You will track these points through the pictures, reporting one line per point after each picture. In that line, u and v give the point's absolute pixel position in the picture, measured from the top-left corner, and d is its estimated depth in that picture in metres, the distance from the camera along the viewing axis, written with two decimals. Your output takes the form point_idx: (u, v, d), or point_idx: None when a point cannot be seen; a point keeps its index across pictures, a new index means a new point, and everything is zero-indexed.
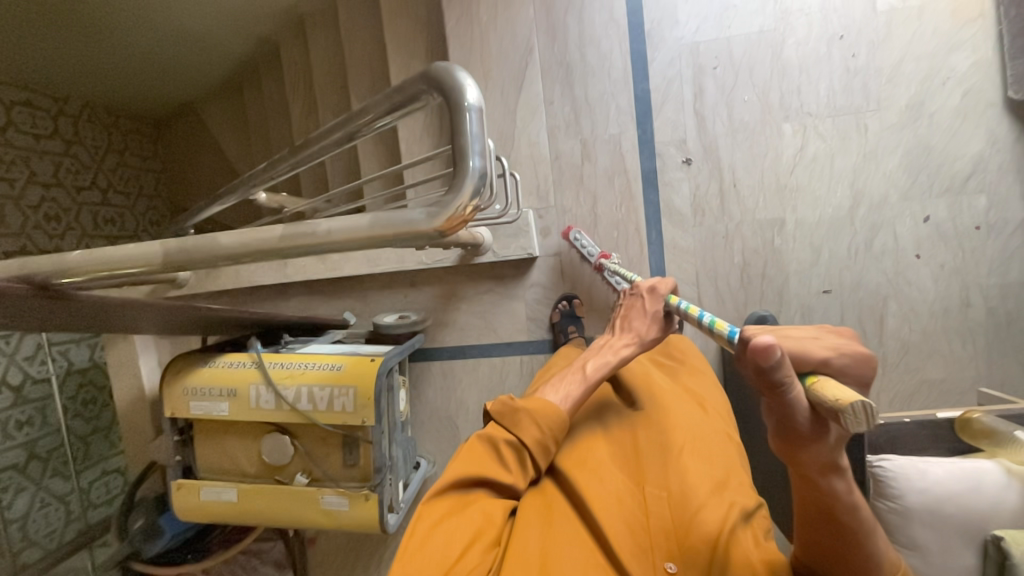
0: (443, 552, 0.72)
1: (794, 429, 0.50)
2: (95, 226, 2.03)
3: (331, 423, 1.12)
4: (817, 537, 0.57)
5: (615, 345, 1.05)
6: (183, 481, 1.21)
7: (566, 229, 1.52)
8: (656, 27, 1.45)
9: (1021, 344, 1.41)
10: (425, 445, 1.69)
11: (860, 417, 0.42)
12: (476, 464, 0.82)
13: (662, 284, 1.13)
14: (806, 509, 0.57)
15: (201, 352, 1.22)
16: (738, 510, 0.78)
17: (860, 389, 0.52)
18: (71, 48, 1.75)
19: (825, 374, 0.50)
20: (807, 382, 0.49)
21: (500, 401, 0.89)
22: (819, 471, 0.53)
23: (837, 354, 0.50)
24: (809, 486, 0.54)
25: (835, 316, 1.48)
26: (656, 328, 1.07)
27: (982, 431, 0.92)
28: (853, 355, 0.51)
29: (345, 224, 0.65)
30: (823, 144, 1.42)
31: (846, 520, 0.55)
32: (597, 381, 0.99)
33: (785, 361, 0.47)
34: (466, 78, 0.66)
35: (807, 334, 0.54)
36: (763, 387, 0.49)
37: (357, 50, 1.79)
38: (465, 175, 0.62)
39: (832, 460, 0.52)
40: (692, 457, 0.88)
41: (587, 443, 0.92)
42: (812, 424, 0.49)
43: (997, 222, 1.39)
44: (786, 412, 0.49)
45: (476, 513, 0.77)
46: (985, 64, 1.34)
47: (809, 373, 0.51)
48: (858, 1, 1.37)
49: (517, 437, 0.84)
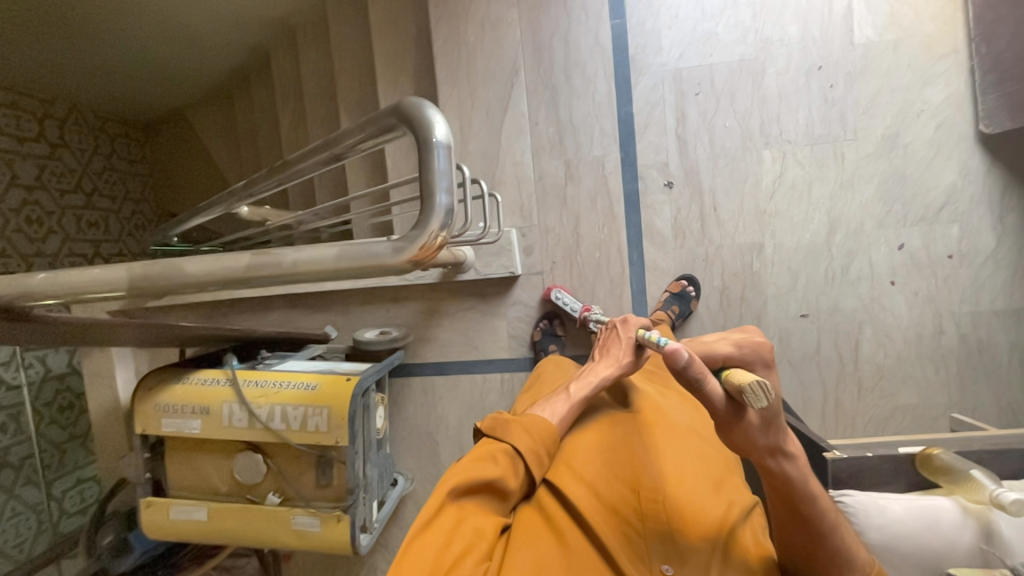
0: (437, 563, 0.70)
1: (719, 416, 0.61)
2: (78, 230, 1.99)
3: (304, 443, 1.12)
4: (792, 532, 0.67)
5: (597, 367, 1.08)
6: (154, 499, 1.18)
7: (546, 290, 1.53)
8: (640, 52, 1.48)
9: (990, 371, 1.44)
10: (404, 461, 1.67)
11: (758, 393, 0.57)
12: (468, 471, 0.81)
13: (636, 317, 1.17)
14: (775, 500, 0.66)
15: (174, 367, 1.20)
16: (737, 509, 0.83)
17: (763, 368, 0.71)
18: (60, 52, 1.75)
19: (733, 366, 0.68)
20: (723, 375, 0.62)
21: (491, 418, 0.92)
22: (767, 454, 0.63)
23: (737, 350, 0.69)
24: (764, 471, 0.64)
25: (812, 339, 1.50)
26: (632, 355, 1.09)
27: (941, 468, 0.91)
28: (751, 346, 0.70)
29: (311, 256, 0.65)
30: (801, 171, 1.45)
31: (807, 510, 0.64)
32: (581, 401, 1.01)
33: (695, 361, 0.58)
34: (435, 113, 0.66)
35: (720, 339, 0.73)
36: (686, 384, 0.59)
37: (346, 64, 1.80)
38: (434, 209, 0.62)
39: (775, 444, 0.62)
40: (688, 463, 0.91)
41: (581, 452, 0.93)
42: (733, 408, 0.60)
43: (969, 251, 1.42)
44: (707, 401, 0.60)
45: (468, 526, 0.75)
46: (957, 97, 1.38)
47: (724, 366, 0.68)
48: (836, 33, 1.40)
49: (511, 444, 0.86)
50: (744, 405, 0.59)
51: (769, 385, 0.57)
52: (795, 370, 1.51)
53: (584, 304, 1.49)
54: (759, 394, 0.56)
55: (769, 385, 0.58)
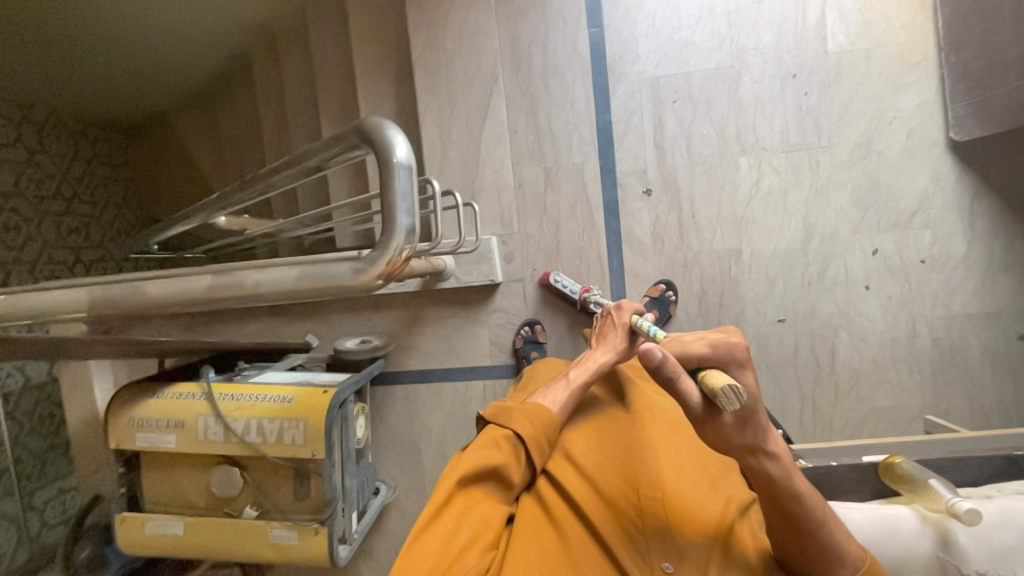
0: (441, 555, 0.71)
1: (693, 416, 0.61)
2: (58, 236, 1.94)
3: (281, 456, 1.11)
4: (786, 534, 0.69)
5: (596, 355, 1.11)
6: (128, 514, 1.17)
7: (545, 274, 1.53)
8: (618, 61, 1.49)
9: (962, 374, 1.47)
10: (387, 469, 1.67)
11: (730, 397, 0.57)
12: (473, 460, 0.83)
13: (631, 303, 1.19)
14: (765, 498, 0.68)
15: (150, 380, 1.19)
16: (734, 506, 0.85)
17: (740, 369, 0.65)
18: (43, 57, 1.75)
19: (710, 368, 0.64)
20: (701, 376, 0.62)
21: (494, 406, 0.96)
22: (748, 452, 0.64)
23: (711, 351, 0.64)
24: (746, 467, 0.66)
25: (789, 344, 1.52)
26: (627, 343, 1.12)
27: (901, 477, 0.94)
28: (725, 347, 0.65)
29: (271, 278, 0.69)
30: (777, 178, 1.47)
31: (797, 510, 0.66)
32: (579, 387, 1.03)
33: (668, 359, 0.58)
34: (396, 132, 0.65)
35: (695, 336, 0.67)
36: (660, 382, 0.60)
37: (328, 73, 1.80)
38: (395, 229, 0.63)
39: (755, 442, 0.63)
40: (684, 460, 0.91)
41: (580, 447, 0.95)
42: (706, 408, 0.60)
43: (941, 256, 1.44)
44: (682, 400, 0.60)
45: (474, 516, 0.77)
46: (928, 106, 1.40)
47: (700, 368, 0.65)
48: (811, 41, 1.42)
49: (514, 431, 0.89)
50: (719, 406, 0.59)
51: (742, 389, 0.58)
52: (773, 374, 1.53)
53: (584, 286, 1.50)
54: (730, 400, 0.57)
55: (742, 389, 0.58)
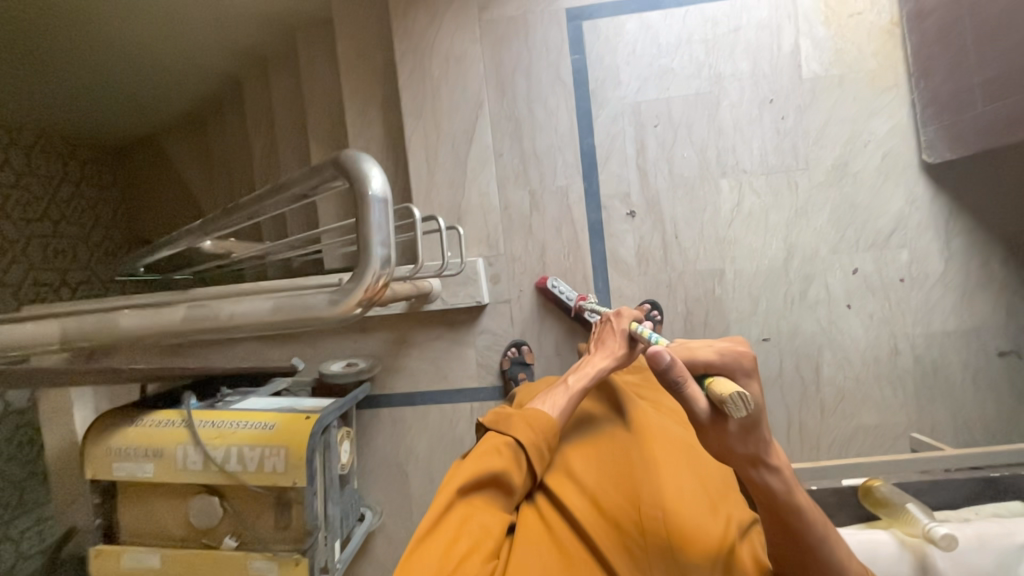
0: (443, 562, 0.71)
1: (698, 422, 0.61)
2: (44, 260, 1.88)
3: (262, 484, 1.09)
4: (784, 552, 0.70)
5: (595, 359, 1.10)
6: (103, 547, 1.14)
7: (541, 280, 1.53)
8: (600, 87, 1.52)
9: (944, 392, 1.49)
10: (373, 494, 1.64)
11: (739, 405, 0.56)
12: (474, 468, 0.82)
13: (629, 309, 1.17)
14: (767, 513, 0.68)
15: (131, 407, 1.17)
16: (734, 525, 0.85)
17: (746, 378, 0.66)
18: (37, 83, 1.78)
19: (716, 374, 0.65)
20: (707, 382, 0.62)
21: (495, 413, 0.95)
22: (750, 464, 0.64)
23: (718, 358, 0.65)
24: (748, 480, 0.66)
25: (774, 362, 1.53)
26: (625, 347, 1.10)
27: (881, 501, 0.95)
28: (732, 355, 0.66)
29: (247, 308, 0.69)
30: (757, 199, 1.50)
31: (798, 527, 0.67)
32: (579, 393, 1.03)
33: (675, 362, 0.59)
34: (372, 166, 0.66)
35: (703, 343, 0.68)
36: (666, 387, 0.61)
37: (316, 98, 1.83)
38: (370, 261, 0.63)
39: (757, 454, 0.64)
40: (684, 477, 0.90)
41: (580, 458, 0.94)
42: (713, 414, 0.60)
43: (919, 275, 1.47)
44: (689, 407, 0.60)
45: (475, 524, 0.76)
46: (901, 129, 1.45)
47: (706, 374, 0.65)
48: (785, 68, 1.47)
49: (515, 438, 0.88)
50: (726, 414, 0.59)
51: (749, 396, 0.57)
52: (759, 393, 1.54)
53: (579, 295, 1.50)
54: (738, 407, 0.56)
55: (749, 396, 0.57)
